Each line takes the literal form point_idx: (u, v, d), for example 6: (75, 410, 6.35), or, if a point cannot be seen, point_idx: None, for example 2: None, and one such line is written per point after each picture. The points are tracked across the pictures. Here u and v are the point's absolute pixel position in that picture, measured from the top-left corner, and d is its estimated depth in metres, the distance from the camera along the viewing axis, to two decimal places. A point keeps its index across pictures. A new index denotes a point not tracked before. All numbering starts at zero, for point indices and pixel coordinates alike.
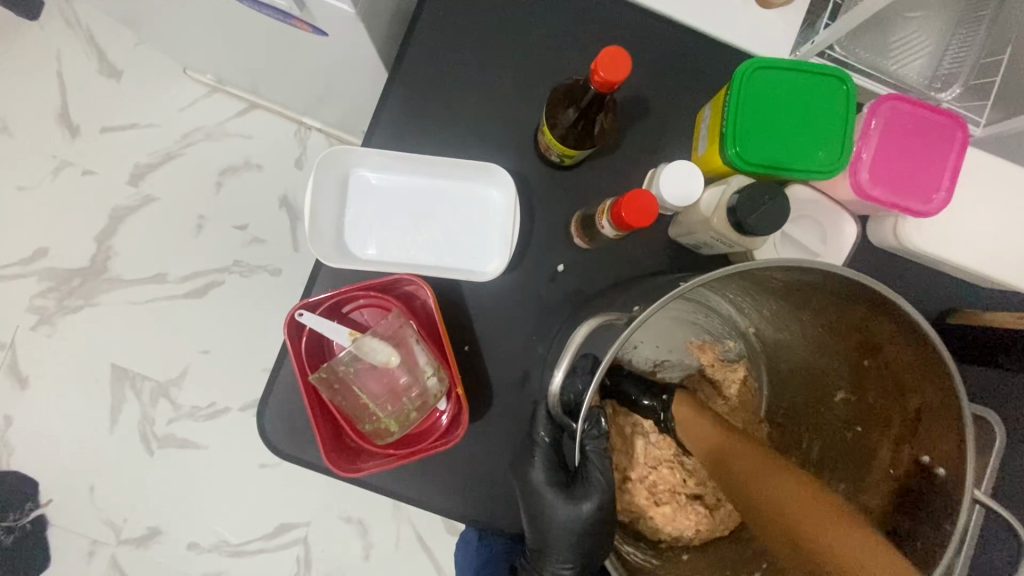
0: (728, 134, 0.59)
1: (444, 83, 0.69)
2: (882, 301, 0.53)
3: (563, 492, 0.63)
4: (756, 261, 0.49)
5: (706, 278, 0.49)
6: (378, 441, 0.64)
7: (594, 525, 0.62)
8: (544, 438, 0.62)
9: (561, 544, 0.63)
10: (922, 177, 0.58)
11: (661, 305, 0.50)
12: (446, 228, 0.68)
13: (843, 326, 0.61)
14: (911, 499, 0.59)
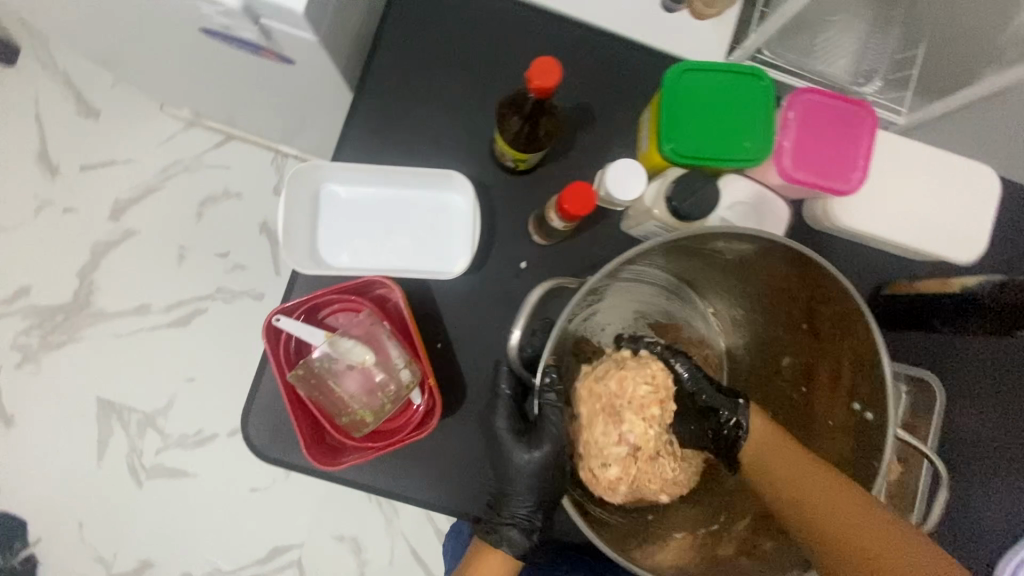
0: (663, 132, 0.65)
1: (404, 99, 0.73)
2: (798, 255, 0.58)
3: (520, 439, 0.64)
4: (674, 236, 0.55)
5: (639, 251, 0.54)
6: (355, 433, 0.65)
7: (548, 468, 0.63)
8: (506, 390, 0.64)
9: (519, 486, 0.64)
10: (839, 159, 0.64)
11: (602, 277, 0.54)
12: (414, 234, 0.71)
13: (780, 290, 0.66)
14: (859, 448, 0.61)
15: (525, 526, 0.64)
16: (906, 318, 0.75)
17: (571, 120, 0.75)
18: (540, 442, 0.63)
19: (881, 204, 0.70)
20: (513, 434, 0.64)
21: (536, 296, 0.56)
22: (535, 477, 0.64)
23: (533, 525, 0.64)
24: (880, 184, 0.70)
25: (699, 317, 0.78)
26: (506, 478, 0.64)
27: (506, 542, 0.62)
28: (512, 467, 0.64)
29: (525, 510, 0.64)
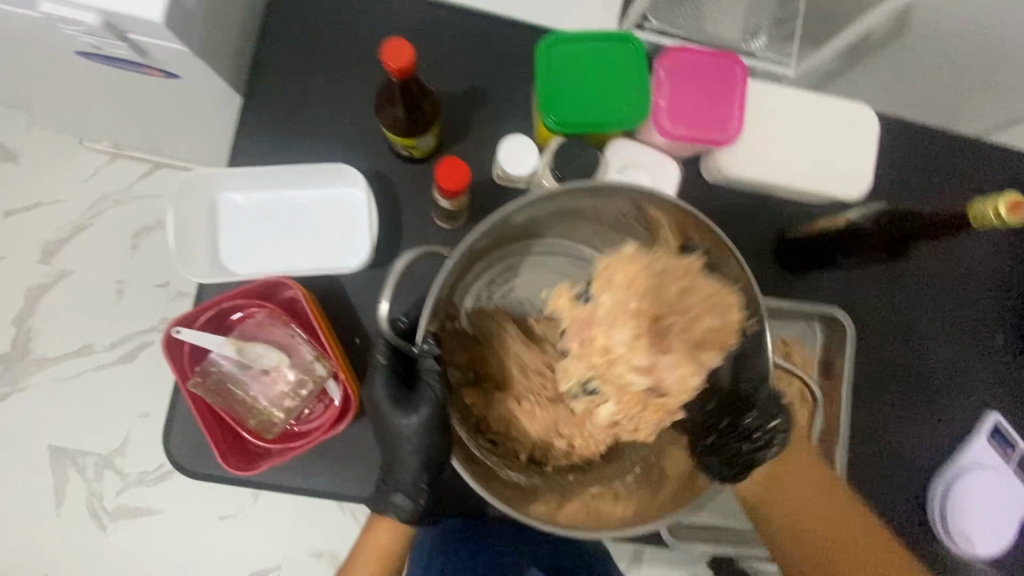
0: (543, 104, 0.66)
1: (294, 98, 0.72)
2: (657, 199, 0.58)
3: (398, 403, 0.60)
4: (539, 193, 0.53)
5: (508, 209, 0.51)
6: (268, 434, 0.65)
7: (427, 430, 0.59)
8: (381, 359, 0.60)
9: (402, 452, 0.60)
10: (714, 112, 0.66)
11: (470, 244, 0.50)
12: (315, 233, 0.70)
13: (668, 239, 0.65)
14: (746, 377, 0.63)
15: (411, 489, 0.62)
16: (801, 262, 0.78)
17: (467, 102, 0.74)
18: (418, 405, 0.58)
19: (768, 151, 0.72)
20: (391, 401, 0.60)
21: (403, 264, 0.51)
22: (416, 440, 0.60)
23: (419, 487, 0.62)
24: (766, 131, 0.72)
25: None
26: (392, 446, 0.61)
27: (393, 502, 0.62)
28: (394, 435, 0.60)
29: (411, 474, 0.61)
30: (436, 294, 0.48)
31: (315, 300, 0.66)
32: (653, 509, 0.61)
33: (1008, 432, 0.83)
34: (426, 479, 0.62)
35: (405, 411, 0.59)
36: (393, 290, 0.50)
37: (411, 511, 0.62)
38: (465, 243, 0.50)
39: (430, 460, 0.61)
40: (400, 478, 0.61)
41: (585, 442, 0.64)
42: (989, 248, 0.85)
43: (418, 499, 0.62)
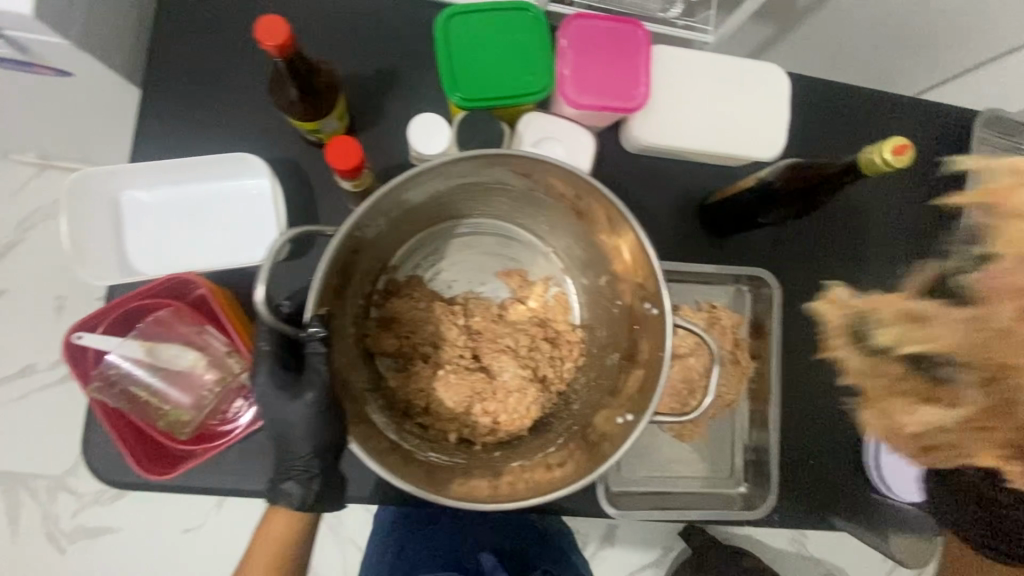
0: (446, 80, 0.64)
1: (200, 92, 0.70)
2: (542, 165, 0.56)
3: (283, 390, 0.52)
4: (414, 168, 0.51)
5: (386, 188, 0.49)
6: (183, 435, 0.62)
7: (315, 418, 0.52)
8: (262, 343, 0.52)
9: (291, 444, 0.53)
10: (619, 79, 0.66)
11: (349, 228, 0.48)
12: (226, 227, 0.68)
13: (568, 205, 0.64)
14: (649, 340, 0.61)
15: (303, 477, 0.56)
16: (728, 224, 0.78)
17: (379, 82, 0.72)
18: (303, 391, 0.51)
19: (683, 117, 0.75)
20: (275, 385, 0.52)
21: (276, 248, 0.47)
22: (304, 431, 0.53)
23: (311, 474, 0.55)
24: (680, 97, 0.74)
25: (542, 255, 0.76)
26: (281, 434, 0.54)
27: (284, 494, 0.55)
28: (281, 422, 0.52)
29: (303, 461, 0.54)
30: (318, 277, 0.46)
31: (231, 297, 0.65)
32: (570, 475, 0.58)
33: None
34: (321, 472, 0.56)
35: (291, 394, 0.52)
36: (266, 284, 0.46)
37: (305, 503, 0.56)
38: (346, 222, 0.48)
39: (322, 445, 0.54)
40: (292, 473, 0.55)
41: (508, 416, 0.66)
42: (907, 205, 0.88)
43: (311, 489, 0.56)
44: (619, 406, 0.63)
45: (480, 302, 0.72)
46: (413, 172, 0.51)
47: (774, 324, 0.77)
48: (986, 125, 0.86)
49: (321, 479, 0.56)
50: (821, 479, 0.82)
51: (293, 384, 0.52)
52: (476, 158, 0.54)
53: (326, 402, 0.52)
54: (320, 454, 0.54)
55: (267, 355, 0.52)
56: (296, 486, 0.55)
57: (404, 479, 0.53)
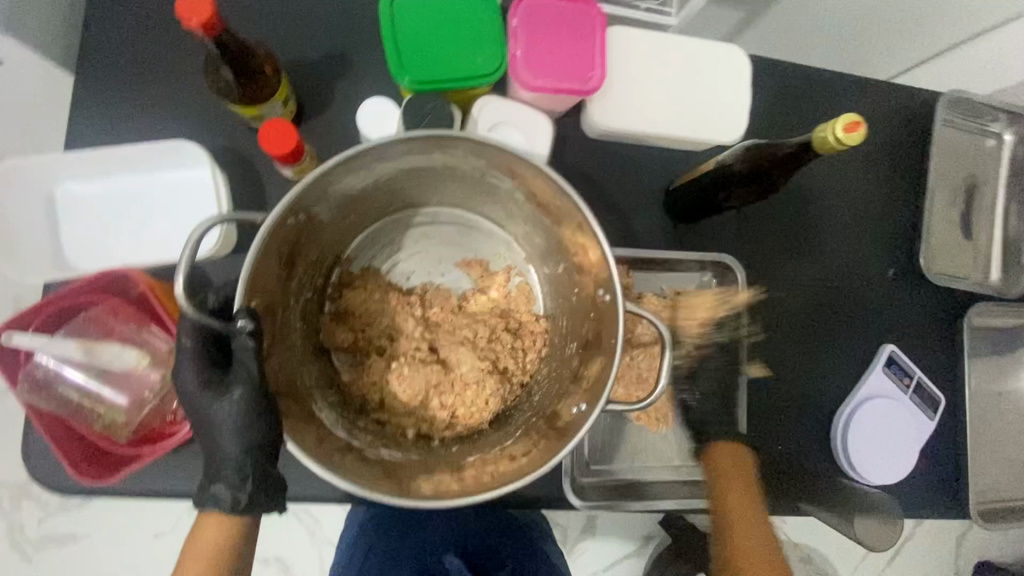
0: (394, 62, 0.62)
1: (140, 81, 0.67)
2: (485, 149, 0.54)
3: (211, 388, 0.50)
4: (344, 152, 0.49)
5: (313, 175, 0.48)
6: (123, 438, 0.59)
7: (247, 413, 0.49)
8: (183, 341, 0.50)
9: (221, 446, 0.49)
10: (574, 60, 0.64)
11: (277, 217, 0.46)
12: (170, 219, 0.65)
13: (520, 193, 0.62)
14: (603, 328, 0.60)
15: (234, 480, 0.49)
16: (696, 209, 0.76)
17: (329, 67, 0.69)
18: (231, 386, 0.49)
19: (645, 100, 0.73)
20: (200, 383, 0.50)
21: (192, 242, 0.44)
22: (235, 429, 0.49)
23: (245, 477, 0.49)
24: (642, 79, 0.73)
25: (504, 244, 0.74)
26: (210, 438, 0.50)
27: (213, 502, 0.49)
28: (208, 424, 0.50)
29: (234, 463, 0.49)
30: (246, 267, 0.45)
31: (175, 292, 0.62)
32: (523, 468, 0.56)
33: (903, 360, 0.85)
34: (257, 472, 0.50)
35: (217, 392, 0.49)
36: (187, 275, 0.43)
37: (237, 511, 0.49)
38: (273, 210, 0.46)
39: (255, 444, 0.49)
40: (222, 480, 0.49)
41: (466, 409, 0.63)
42: (872, 187, 0.88)
43: (245, 494, 0.49)
44: (575, 396, 0.61)
45: (438, 293, 0.70)
46: (346, 155, 0.49)
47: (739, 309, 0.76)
48: (948, 106, 0.88)
49: (258, 482, 0.50)
50: (790, 464, 0.82)
51: (219, 382, 0.50)
52: (414, 139, 0.51)
53: (256, 397, 0.49)
54: (254, 454, 0.49)
55: (188, 352, 0.50)
56: (228, 492, 0.48)
57: (347, 476, 0.51)
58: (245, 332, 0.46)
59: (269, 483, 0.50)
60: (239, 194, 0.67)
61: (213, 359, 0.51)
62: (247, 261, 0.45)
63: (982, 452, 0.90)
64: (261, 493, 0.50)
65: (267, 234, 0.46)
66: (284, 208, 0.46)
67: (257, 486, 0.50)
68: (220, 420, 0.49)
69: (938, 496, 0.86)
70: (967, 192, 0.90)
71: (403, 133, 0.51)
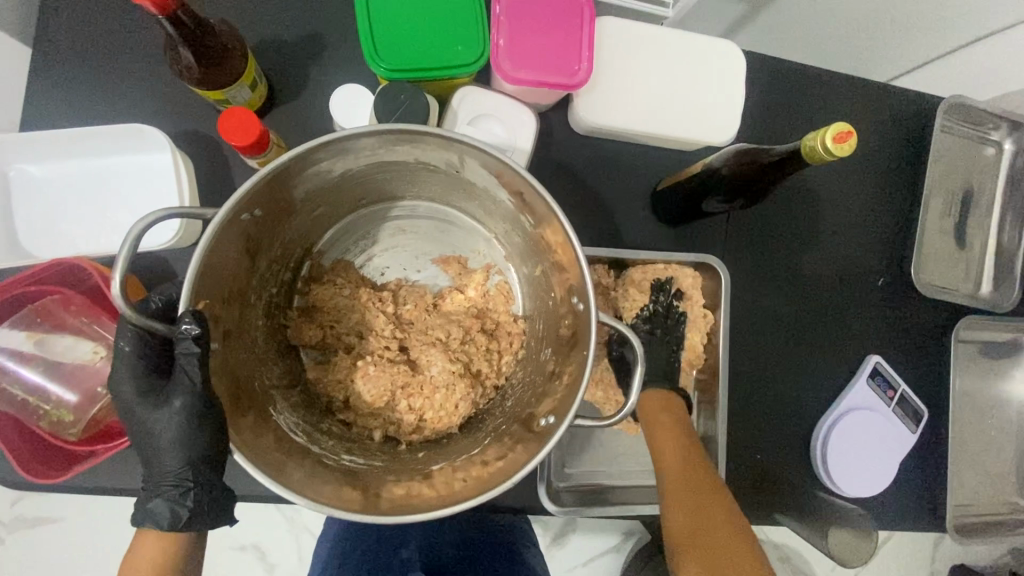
0: (369, 48, 0.59)
1: (101, 57, 0.63)
2: (457, 144, 0.51)
3: (149, 398, 0.48)
4: (301, 144, 0.46)
5: (269, 167, 0.45)
6: (72, 435, 0.56)
7: (185, 424, 0.47)
8: (122, 347, 0.48)
9: (160, 458, 0.48)
10: (560, 52, 0.61)
11: (228, 213, 0.43)
12: (130, 207, 0.61)
13: (496, 191, 0.59)
14: (578, 336, 0.57)
15: (174, 495, 0.47)
16: (686, 209, 0.73)
17: (303, 52, 0.65)
18: (170, 397, 0.47)
19: (634, 96, 0.70)
20: (138, 392, 0.48)
21: (137, 231, 0.41)
22: (174, 440, 0.47)
23: (185, 491, 0.47)
24: (632, 74, 0.70)
25: (483, 241, 0.71)
26: (148, 450, 0.48)
27: (150, 518, 0.47)
28: (148, 434, 0.48)
29: (174, 476, 0.47)
30: (192, 265, 0.42)
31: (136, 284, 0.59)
32: (485, 479, 0.54)
33: (887, 371, 0.84)
34: (198, 486, 0.48)
35: (156, 402, 0.48)
36: (125, 273, 0.40)
37: (176, 526, 0.47)
38: (223, 205, 0.43)
39: (196, 456, 0.47)
40: (159, 493, 0.47)
41: (434, 413, 0.61)
42: (867, 193, 0.85)
43: (185, 509, 0.47)
44: (545, 405, 0.59)
45: (412, 290, 0.68)
46: (304, 147, 0.46)
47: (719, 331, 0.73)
48: (949, 112, 0.85)
49: (200, 495, 0.48)
50: (768, 474, 0.81)
51: (159, 392, 0.49)
52: (379, 133, 0.48)
53: (195, 408, 0.47)
54: (194, 466, 0.47)
55: (128, 358, 0.48)
56: (166, 507, 0.47)
57: (300, 484, 0.48)
58: (189, 336, 0.43)
59: (212, 495, 0.48)
60: (205, 182, 0.64)
61: (154, 366, 0.50)
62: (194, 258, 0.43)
63: (963, 466, 0.89)
64: (203, 507, 0.48)
65: (217, 231, 0.43)
66: (235, 203, 0.43)
67: (199, 500, 0.48)
68: (160, 430, 0.47)
69: (916, 510, 0.86)
70: (963, 202, 0.88)
71: (368, 127, 0.48)
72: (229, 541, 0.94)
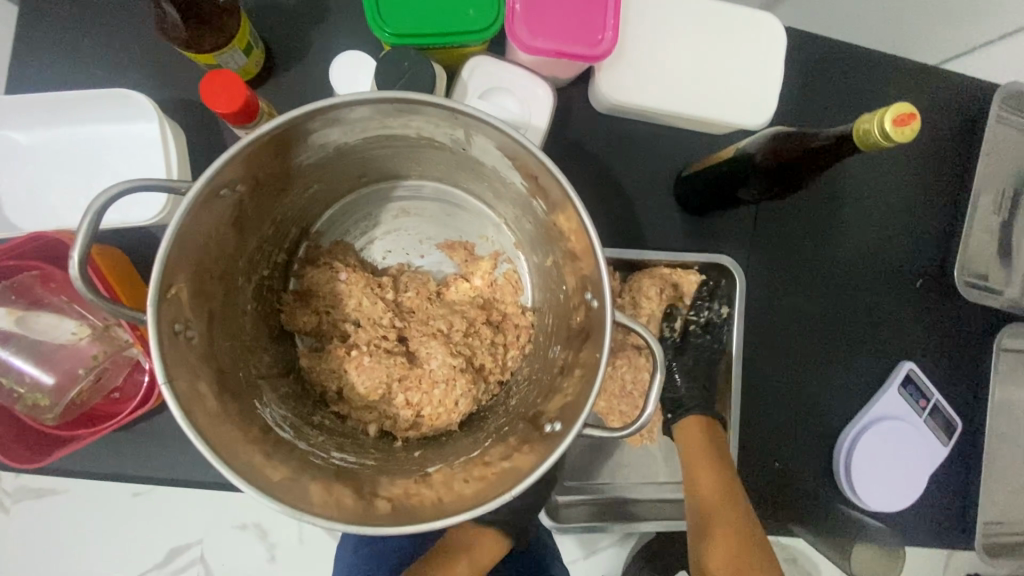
0: (372, 10, 0.54)
1: (88, 17, 0.59)
2: (461, 118, 0.46)
3: None
4: (286, 114, 0.41)
5: (251, 140, 0.41)
6: (51, 421, 0.53)
7: None
8: None
9: None
10: (582, 20, 0.55)
11: (203, 190, 0.39)
12: (116, 179, 0.58)
13: (506, 173, 0.54)
14: (588, 338, 0.53)
15: None
16: (714, 197, 0.68)
17: (303, 15, 0.60)
18: None
19: (661, 72, 0.64)
20: None
21: (96, 207, 0.38)
22: None
23: None
24: (660, 48, 0.64)
25: (491, 226, 0.66)
26: None
27: None
28: None
29: None
30: (163, 245, 0.38)
31: (124, 261, 0.56)
32: (486, 483, 0.50)
33: (920, 380, 0.78)
34: None
35: None
36: (85, 251, 0.38)
37: None
38: (199, 180, 0.39)
39: None
40: None
41: (432, 410, 0.57)
42: (909, 187, 0.79)
43: None
44: (552, 406, 0.54)
45: (414, 277, 0.63)
46: (289, 117, 0.41)
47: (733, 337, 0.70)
48: (1004, 101, 0.78)
49: None
50: (785, 483, 0.76)
51: None
52: (377, 103, 0.44)
53: None
54: None
55: None
56: None
57: (280, 484, 0.45)
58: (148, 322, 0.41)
59: None
60: (196, 155, 0.60)
61: None
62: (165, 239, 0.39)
63: (997, 483, 0.83)
64: None
65: (188, 210, 0.39)
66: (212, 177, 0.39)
67: None
68: None
69: (942, 527, 0.80)
70: (1015, 199, 0.81)
71: (362, 96, 0.43)
72: (232, 518, 0.85)
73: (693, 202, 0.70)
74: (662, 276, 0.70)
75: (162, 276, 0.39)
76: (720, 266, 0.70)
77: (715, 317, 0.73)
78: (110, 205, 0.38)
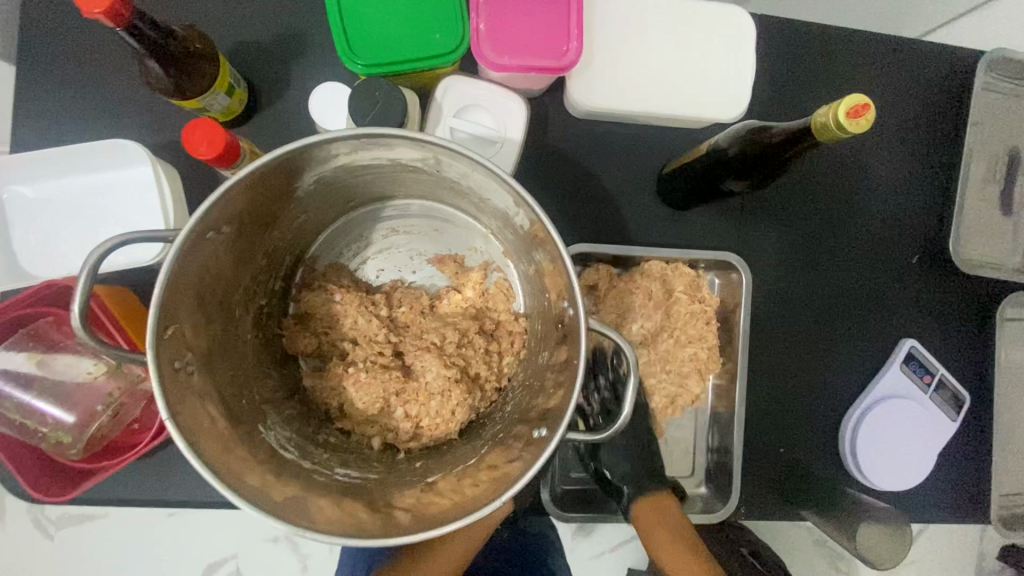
0: (343, 43, 0.56)
1: (80, 74, 0.62)
2: (429, 143, 0.48)
3: None
4: (261, 158, 0.44)
5: (230, 186, 0.44)
6: (72, 455, 0.56)
7: None
8: None
9: None
10: (546, 34, 0.57)
11: (187, 236, 0.42)
12: (117, 223, 0.61)
13: (482, 189, 0.56)
14: (571, 344, 0.54)
15: None
16: (699, 190, 0.69)
17: (280, 50, 0.63)
18: None
19: (632, 74, 0.65)
20: None
21: (94, 260, 0.42)
22: None
23: None
24: (629, 52, 0.65)
25: (479, 237, 0.67)
26: None
27: None
28: None
29: None
30: (157, 292, 0.42)
31: (134, 301, 0.59)
32: (488, 487, 0.52)
33: (923, 356, 0.78)
34: None
35: None
36: (86, 301, 0.42)
37: None
38: (184, 229, 0.42)
39: None
40: None
41: (431, 420, 0.60)
42: (898, 161, 0.78)
43: None
44: (544, 409, 0.56)
45: (408, 292, 0.65)
46: (264, 162, 0.44)
47: (741, 325, 0.70)
48: (988, 69, 0.77)
49: None
50: (793, 469, 0.76)
51: None
52: (347, 138, 0.46)
53: None
54: None
55: None
56: None
57: (283, 502, 0.48)
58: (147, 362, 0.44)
59: None
60: (192, 194, 0.63)
61: None
62: (159, 284, 0.42)
63: (1014, 455, 0.82)
64: None
65: (175, 256, 0.42)
66: (195, 224, 0.42)
67: None
68: None
69: (954, 500, 0.80)
70: (1009, 166, 0.79)
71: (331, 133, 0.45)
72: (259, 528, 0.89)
73: (680, 198, 0.71)
74: (653, 274, 0.70)
75: (159, 318, 0.42)
76: (727, 264, 0.71)
77: (656, 305, 0.70)
78: (107, 256, 0.42)
